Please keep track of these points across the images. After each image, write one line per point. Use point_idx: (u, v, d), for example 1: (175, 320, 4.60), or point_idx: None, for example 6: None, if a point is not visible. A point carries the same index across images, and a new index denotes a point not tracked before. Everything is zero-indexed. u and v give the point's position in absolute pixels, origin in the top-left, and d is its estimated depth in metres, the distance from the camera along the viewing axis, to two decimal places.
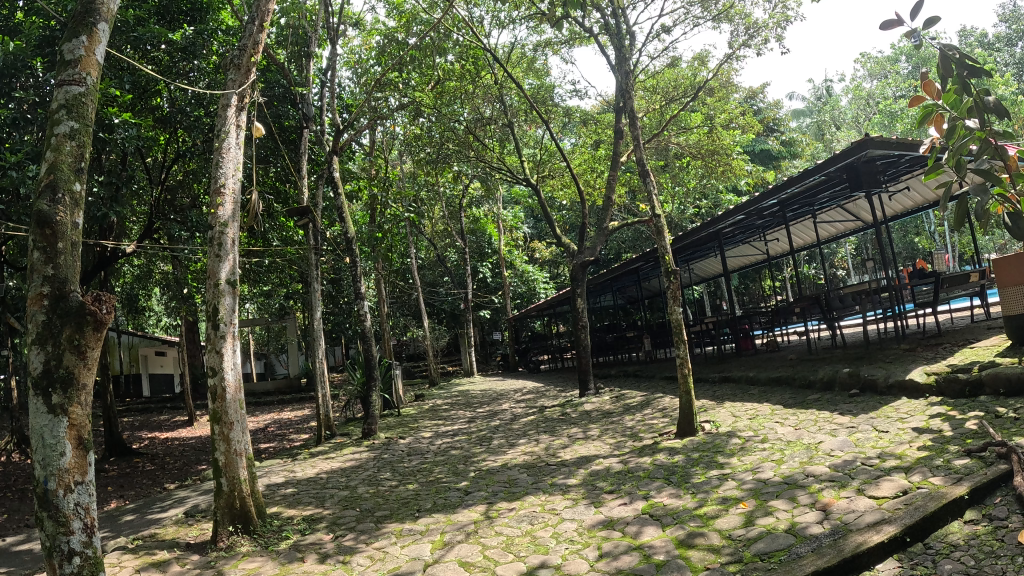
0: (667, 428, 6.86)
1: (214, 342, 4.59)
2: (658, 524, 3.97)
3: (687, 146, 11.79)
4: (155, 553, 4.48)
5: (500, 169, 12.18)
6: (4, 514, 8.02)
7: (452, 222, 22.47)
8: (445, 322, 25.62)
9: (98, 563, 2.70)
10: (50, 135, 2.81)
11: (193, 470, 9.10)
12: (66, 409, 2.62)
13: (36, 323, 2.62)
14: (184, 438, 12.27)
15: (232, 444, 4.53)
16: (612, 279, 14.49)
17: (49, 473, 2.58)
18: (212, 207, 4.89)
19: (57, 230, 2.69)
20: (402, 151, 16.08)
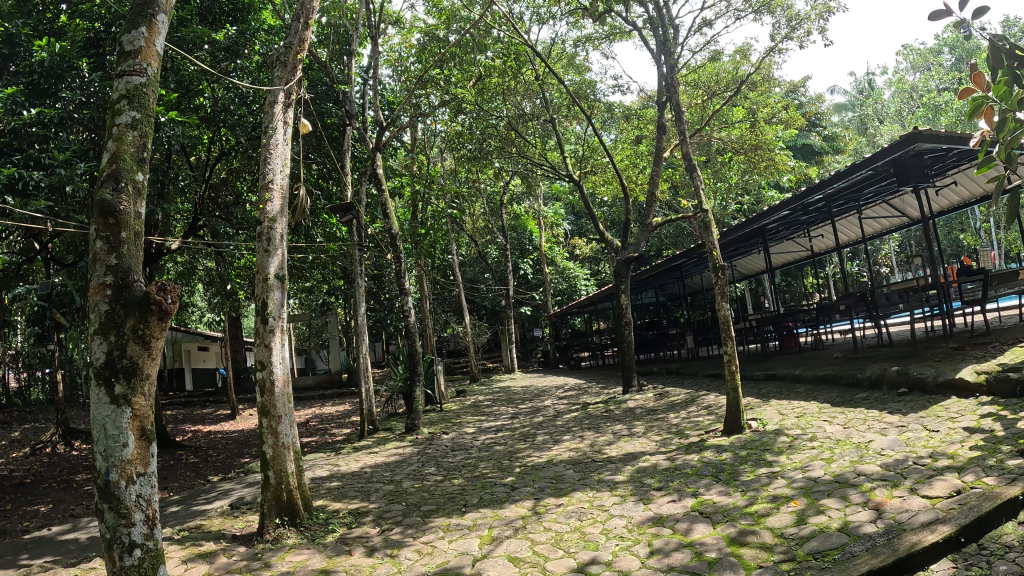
0: (713, 426, 6.80)
1: (263, 337, 4.65)
2: (708, 521, 3.93)
3: (729, 142, 11.63)
4: (202, 544, 4.55)
5: (542, 166, 12.11)
6: (49, 504, 8.23)
7: (492, 219, 22.52)
8: (485, 318, 25.73)
9: (158, 554, 2.74)
10: (112, 125, 2.86)
11: (238, 463, 9.23)
12: (128, 399, 2.67)
13: (99, 313, 2.66)
14: (227, 432, 12.45)
15: (280, 437, 4.59)
16: (656, 275, 14.40)
17: (111, 463, 2.62)
18: (261, 203, 4.95)
19: (121, 219, 2.74)
20: (443, 148, 16.18)
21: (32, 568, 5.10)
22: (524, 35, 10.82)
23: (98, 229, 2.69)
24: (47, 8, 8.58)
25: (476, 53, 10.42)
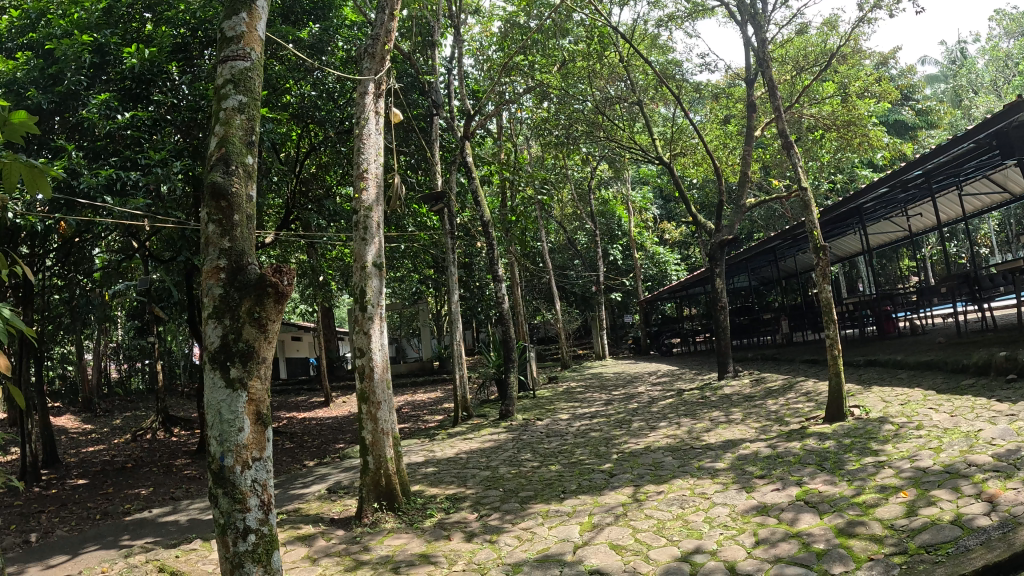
0: (813, 413, 6.61)
1: (362, 325, 4.81)
2: (815, 511, 3.83)
3: (821, 118, 11.22)
4: (301, 527, 4.75)
5: (631, 149, 11.99)
6: (150, 487, 8.71)
7: (582, 205, 22.54)
8: (576, 305, 25.82)
9: (271, 541, 2.84)
10: (221, 110, 3.02)
11: (332, 448, 9.54)
12: (244, 383, 2.79)
13: (214, 296, 2.79)
14: (321, 419, 12.87)
15: (380, 423, 4.72)
16: (748, 259, 14.10)
17: (227, 449, 2.74)
18: (357, 191, 5.06)
19: (232, 202, 2.88)
20: (528, 135, 16.27)
21: (138, 548, 5.57)
22: (608, 16, 10.76)
23: (212, 212, 2.85)
24: (133, 17, 8.78)
25: (558, 37, 10.39)
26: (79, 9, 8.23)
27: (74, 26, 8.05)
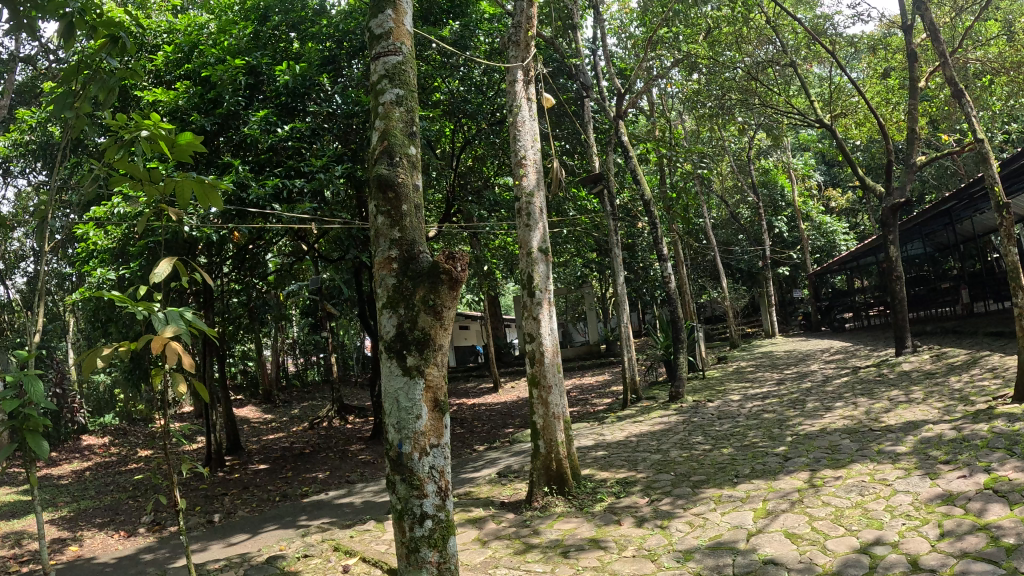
0: (1006, 390, 6.02)
1: (532, 308, 5.36)
2: (1004, 501, 3.56)
3: (991, 62, 10.13)
4: (475, 510, 5.34)
5: (787, 114, 11.66)
6: (328, 471, 9.43)
7: (742, 176, 21.85)
8: (742, 282, 25.10)
9: (447, 527, 2.97)
10: (380, 105, 3.33)
11: (499, 433, 10.14)
12: (422, 370, 2.96)
13: (389, 285, 3.04)
14: (489, 404, 13.60)
15: (550, 408, 5.20)
16: (924, 222, 13.06)
17: (406, 436, 2.93)
18: (518, 178, 5.67)
19: (399, 193, 3.14)
20: (681, 109, 16.10)
21: (313, 528, 6.20)
22: None
23: (381, 204, 3.12)
24: (279, 38, 9.65)
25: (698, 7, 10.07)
26: (230, 37, 9.20)
27: (226, 53, 9.15)
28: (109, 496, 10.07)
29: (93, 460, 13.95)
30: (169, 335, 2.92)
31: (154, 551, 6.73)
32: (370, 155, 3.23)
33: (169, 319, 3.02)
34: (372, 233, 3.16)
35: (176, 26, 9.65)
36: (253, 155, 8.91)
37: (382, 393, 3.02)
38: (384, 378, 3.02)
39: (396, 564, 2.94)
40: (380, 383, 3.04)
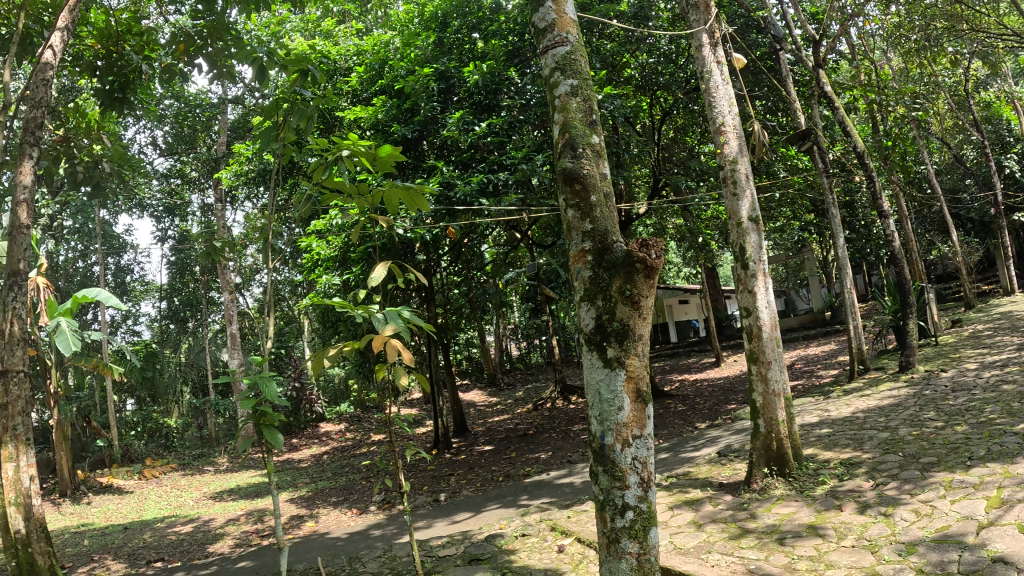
0: None
1: (747, 280, 6.41)
2: None
3: None
4: (689, 492, 6.77)
5: (1000, 36, 9.84)
6: (551, 451, 10.00)
7: (963, 114, 19.47)
8: (976, 232, 22.47)
9: (649, 519, 3.30)
10: (557, 97, 3.87)
11: (721, 411, 12.01)
12: (623, 361, 3.35)
13: (586, 276, 3.52)
14: (712, 380, 15.65)
15: (770, 388, 6.24)
16: None
17: (609, 428, 3.34)
18: (721, 146, 6.74)
19: (585, 183, 3.61)
20: (886, 47, 14.69)
21: (534, 507, 7.17)
22: None
23: (572, 196, 3.63)
24: (463, 40, 10.28)
25: None
26: (416, 49, 9.93)
27: (415, 64, 9.88)
28: (344, 477, 11.32)
29: (330, 445, 15.53)
30: (389, 334, 3.94)
31: (382, 527, 7.45)
32: (557, 147, 3.77)
33: (390, 318, 4.08)
34: (568, 226, 3.68)
35: (364, 48, 10.69)
36: (456, 156, 9.55)
37: (588, 384, 3.48)
38: (589, 370, 3.47)
39: (599, 553, 3.36)
40: (585, 374, 3.50)
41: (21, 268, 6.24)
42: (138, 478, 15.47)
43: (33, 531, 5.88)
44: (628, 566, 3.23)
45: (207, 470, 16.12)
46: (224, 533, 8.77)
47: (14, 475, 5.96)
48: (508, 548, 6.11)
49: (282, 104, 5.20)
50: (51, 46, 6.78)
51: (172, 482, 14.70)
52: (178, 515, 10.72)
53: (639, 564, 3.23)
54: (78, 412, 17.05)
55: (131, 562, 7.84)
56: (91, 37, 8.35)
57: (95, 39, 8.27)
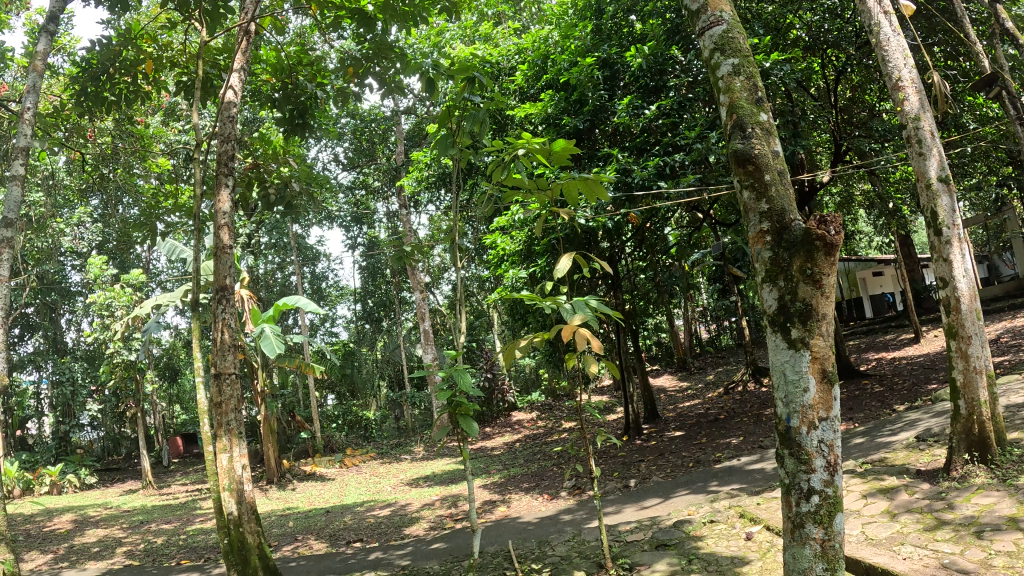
0: None
1: (940, 249, 6.17)
2: None
3: None
4: (882, 479, 6.44)
5: None
6: (742, 436, 10.66)
7: None
8: None
9: (836, 504, 3.02)
10: (719, 78, 3.63)
11: (920, 390, 11.47)
12: (807, 342, 3.09)
13: (767, 257, 3.27)
14: (911, 357, 14.93)
15: (971, 364, 5.91)
16: None
17: (795, 410, 3.11)
18: (899, 106, 6.42)
19: (759, 163, 3.33)
20: None
21: (724, 494, 7.44)
22: None
23: (745, 178, 3.37)
24: (620, 23, 10.85)
25: None
26: (578, 40, 10.79)
27: (576, 55, 10.82)
28: (538, 463, 12.23)
29: (524, 433, 17.66)
30: (578, 324, 4.21)
31: (572, 513, 7.90)
32: (724, 130, 3.53)
33: (578, 308, 4.39)
34: (744, 207, 3.43)
35: (523, 45, 11.89)
36: (629, 140, 10.51)
37: (774, 367, 3.26)
38: (774, 352, 3.25)
39: (784, 538, 3.15)
40: (770, 357, 3.29)
41: (229, 283, 6.62)
42: (340, 466, 17.23)
43: (244, 512, 6.29)
44: (812, 552, 3.00)
45: (404, 458, 17.50)
46: (419, 516, 9.45)
47: (228, 464, 6.36)
48: (695, 535, 6.16)
49: (452, 110, 5.47)
50: (232, 86, 7.29)
51: (370, 470, 16.11)
52: (376, 499, 11.66)
53: (824, 550, 2.99)
54: (287, 408, 19.10)
55: (332, 541, 8.67)
56: (266, 72, 9.11)
57: (271, 74, 9.04)
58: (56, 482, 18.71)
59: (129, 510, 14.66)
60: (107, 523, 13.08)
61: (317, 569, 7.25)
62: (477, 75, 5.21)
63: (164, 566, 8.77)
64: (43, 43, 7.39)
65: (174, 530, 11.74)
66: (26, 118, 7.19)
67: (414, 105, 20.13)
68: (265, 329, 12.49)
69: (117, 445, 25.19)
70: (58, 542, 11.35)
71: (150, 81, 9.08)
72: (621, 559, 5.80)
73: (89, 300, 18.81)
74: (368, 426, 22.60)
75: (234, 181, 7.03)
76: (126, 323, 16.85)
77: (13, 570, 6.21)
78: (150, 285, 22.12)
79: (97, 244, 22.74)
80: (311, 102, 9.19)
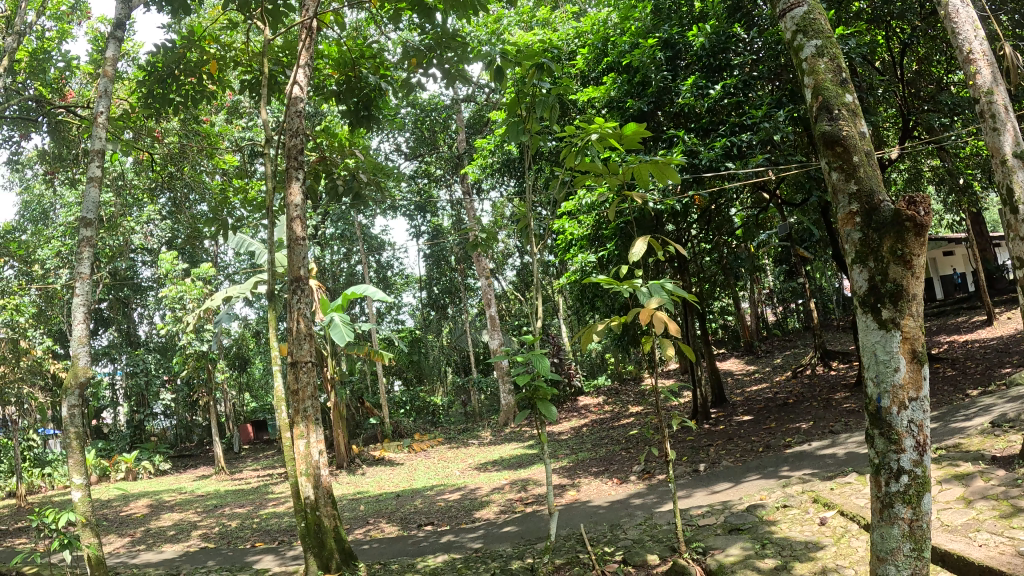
0: None
1: (1016, 228, 6.07)
2: None
3: None
4: (959, 465, 6.10)
5: None
6: (812, 421, 10.46)
7: None
8: None
9: (925, 484, 2.94)
10: (803, 62, 3.57)
11: (995, 374, 11.01)
12: (897, 323, 3.01)
13: (856, 239, 3.18)
14: (985, 340, 14.30)
15: None
16: None
17: (885, 390, 3.03)
18: (971, 79, 6.26)
19: (847, 145, 3.25)
20: None
21: (796, 479, 7.31)
22: None
23: (833, 160, 3.29)
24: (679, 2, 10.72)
25: None
26: (638, 22, 10.78)
27: (637, 36, 10.75)
28: (605, 448, 12.25)
29: (590, 417, 17.85)
30: (655, 307, 4.25)
31: (642, 497, 7.97)
32: (809, 113, 3.45)
33: (654, 291, 4.42)
34: (832, 189, 3.35)
35: (583, 29, 11.91)
36: (694, 122, 10.35)
37: (863, 347, 3.18)
38: (864, 333, 3.17)
39: (872, 518, 3.09)
40: (860, 337, 3.20)
41: (303, 273, 6.80)
42: (409, 451, 17.63)
43: (320, 497, 6.46)
44: (900, 532, 2.95)
45: (471, 443, 17.73)
46: (489, 500, 9.58)
47: (306, 450, 6.56)
48: (768, 519, 6.03)
49: (521, 98, 5.54)
50: (298, 81, 7.45)
51: (438, 456, 16.38)
52: (445, 484, 11.86)
53: (912, 531, 2.93)
54: (355, 395, 19.57)
55: (405, 525, 8.87)
56: (329, 66, 9.27)
57: (335, 69, 9.20)
58: (133, 469, 19.56)
59: (204, 495, 15.25)
60: (182, 508, 13.61)
61: (391, 552, 7.42)
62: (546, 60, 5.21)
63: (240, 549, 9.09)
64: (112, 49, 7.62)
65: (247, 513, 12.16)
66: (100, 123, 7.45)
67: (473, 92, 20.46)
68: (333, 318, 12.81)
69: (190, 432, 26.13)
70: (137, 526, 11.85)
71: (216, 81, 9.34)
72: (695, 543, 5.75)
73: (162, 293, 19.54)
74: (435, 412, 23.04)
75: (303, 174, 7.18)
76: (197, 316, 17.43)
77: (98, 556, 6.32)
78: (220, 278, 22.95)
79: (168, 240, 23.62)
80: (375, 95, 9.39)
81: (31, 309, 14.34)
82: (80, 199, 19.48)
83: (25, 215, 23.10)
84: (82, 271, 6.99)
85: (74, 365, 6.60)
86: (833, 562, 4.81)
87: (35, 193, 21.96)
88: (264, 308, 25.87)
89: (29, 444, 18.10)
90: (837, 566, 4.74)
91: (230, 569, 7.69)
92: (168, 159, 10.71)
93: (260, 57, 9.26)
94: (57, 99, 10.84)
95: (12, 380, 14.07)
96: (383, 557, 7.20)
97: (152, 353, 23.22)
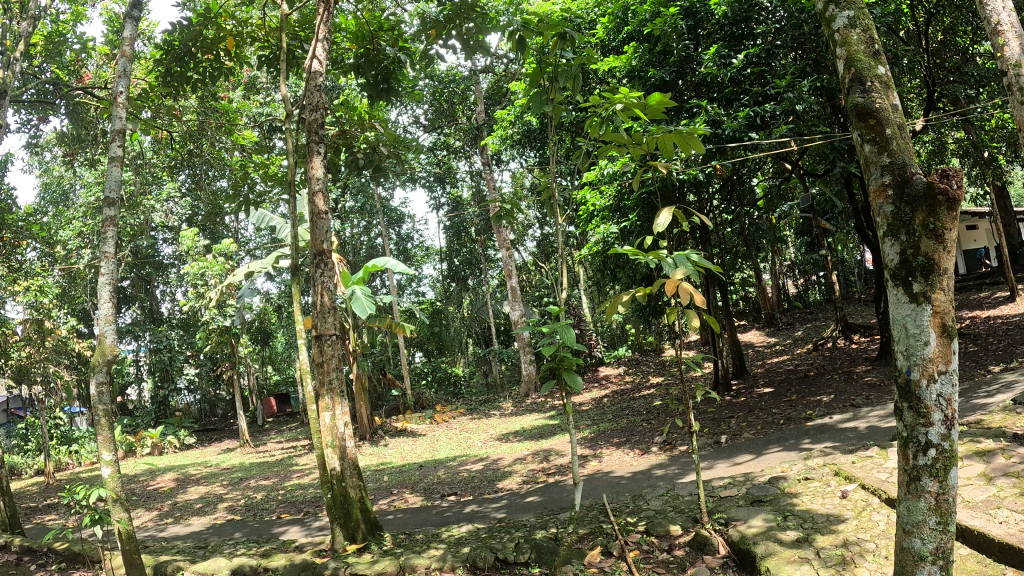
0: None
1: None
2: None
3: None
4: (983, 442, 5.96)
5: None
6: (833, 394, 10.39)
7: None
8: None
9: (954, 458, 2.91)
10: (837, 33, 3.48)
11: (1017, 350, 10.86)
12: (927, 297, 2.97)
13: (888, 212, 3.13)
14: (1008, 316, 14.07)
15: None
16: None
17: (914, 363, 2.99)
18: (1000, 50, 6.08)
19: (880, 117, 3.17)
20: None
21: (818, 452, 7.27)
22: None
23: (865, 132, 3.22)
24: None
25: None
26: None
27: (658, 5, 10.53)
28: (626, 420, 12.30)
29: (611, 388, 17.93)
30: (681, 278, 4.23)
31: (665, 467, 8.02)
32: (842, 86, 3.37)
33: (679, 262, 4.34)
34: (865, 162, 3.28)
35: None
36: (717, 91, 10.18)
37: (895, 320, 3.14)
38: (896, 305, 3.12)
39: (899, 490, 3.08)
40: (892, 311, 3.16)
41: (325, 247, 6.76)
42: (431, 422, 17.84)
43: (345, 469, 6.49)
44: (927, 506, 2.93)
45: (493, 413, 17.88)
46: (512, 471, 9.67)
47: (332, 422, 6.60)
48: (790, 492, 6.00)
49: (544, 68, 5.43)
50: (316, 55, 7.37)
51: (460, 427, 16.48)
52: (467, 454, 11.99)
53: (939, 504, 2.91)
54: (377, 367, 19.63)
55: (428, 495, 8.99)
56: (347, 40, 9.13)
57: (353, 42, 9.08)
58: (158, 443, 19.86)
59: (229, 468, 15.51)
60: (207, 481, 13.86)
61: (416, 522, 7.52)
62: (568, 29, 5.05)
63: (267, 520, 9.25)
64: (130, 29, 7.56)
65: (272, 485, 12.34)
66: (121, 103, 7.42)
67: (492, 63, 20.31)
68: (355, 291, 12.83)
69: (213, 407, 26.92)
70: (164, 500, 12.08)
71: (233, 57, 9.29)
72: (717, 514, 5.76)
73: (183, 270, 19.64)
74: (457, 382, 23.20)
75: (324, 148, 7.12)
76: (219, 291, 17.59)
77: (129, 530, 6.39)
78: (240, 254, 23.17)
79: (188, 217, 23.79)
80: (393, 66, 9.33)
81: (55, 290, 14.52)
82: (100, 179, 19.61)
83: (46, 196, 23.30)
84: (106, 250, 7.03)
85: (100, 344, 6.53)
86: (854, 536, 4.80)
87: (55, 174, 22.10)
88: (286, 282, 26.19)
89: (56, 422, 18.38)
90: (858, 540, 4.73)
91: (257, 540, 7.83)
92: (188, 136, 10.76)
93: (276, 31, 9.18)
94: (74, 81, 10.87)
95: (39, 359, 14.30)
96: (408, 527, 7.31)
97: (174, 329, 23.50)
